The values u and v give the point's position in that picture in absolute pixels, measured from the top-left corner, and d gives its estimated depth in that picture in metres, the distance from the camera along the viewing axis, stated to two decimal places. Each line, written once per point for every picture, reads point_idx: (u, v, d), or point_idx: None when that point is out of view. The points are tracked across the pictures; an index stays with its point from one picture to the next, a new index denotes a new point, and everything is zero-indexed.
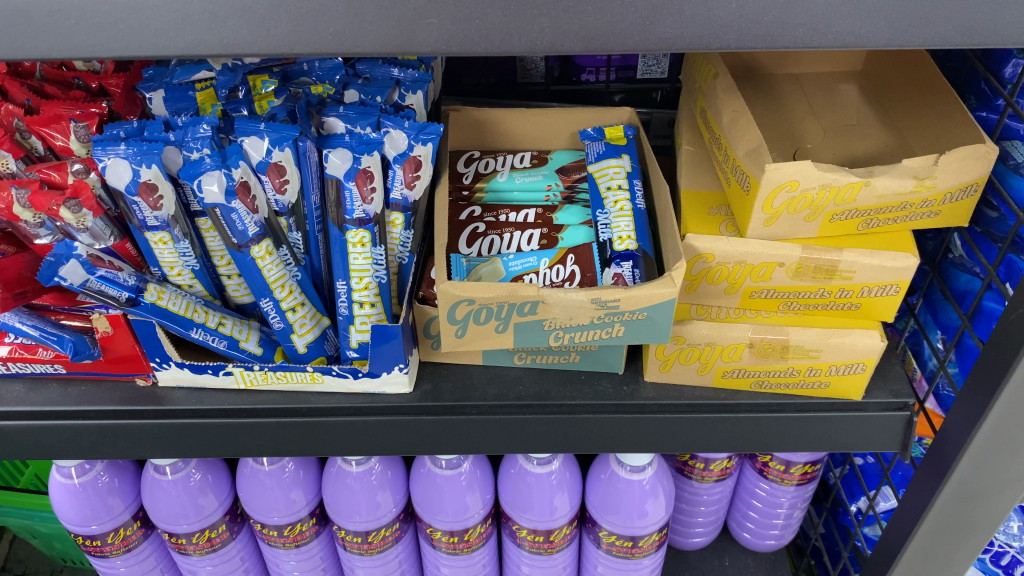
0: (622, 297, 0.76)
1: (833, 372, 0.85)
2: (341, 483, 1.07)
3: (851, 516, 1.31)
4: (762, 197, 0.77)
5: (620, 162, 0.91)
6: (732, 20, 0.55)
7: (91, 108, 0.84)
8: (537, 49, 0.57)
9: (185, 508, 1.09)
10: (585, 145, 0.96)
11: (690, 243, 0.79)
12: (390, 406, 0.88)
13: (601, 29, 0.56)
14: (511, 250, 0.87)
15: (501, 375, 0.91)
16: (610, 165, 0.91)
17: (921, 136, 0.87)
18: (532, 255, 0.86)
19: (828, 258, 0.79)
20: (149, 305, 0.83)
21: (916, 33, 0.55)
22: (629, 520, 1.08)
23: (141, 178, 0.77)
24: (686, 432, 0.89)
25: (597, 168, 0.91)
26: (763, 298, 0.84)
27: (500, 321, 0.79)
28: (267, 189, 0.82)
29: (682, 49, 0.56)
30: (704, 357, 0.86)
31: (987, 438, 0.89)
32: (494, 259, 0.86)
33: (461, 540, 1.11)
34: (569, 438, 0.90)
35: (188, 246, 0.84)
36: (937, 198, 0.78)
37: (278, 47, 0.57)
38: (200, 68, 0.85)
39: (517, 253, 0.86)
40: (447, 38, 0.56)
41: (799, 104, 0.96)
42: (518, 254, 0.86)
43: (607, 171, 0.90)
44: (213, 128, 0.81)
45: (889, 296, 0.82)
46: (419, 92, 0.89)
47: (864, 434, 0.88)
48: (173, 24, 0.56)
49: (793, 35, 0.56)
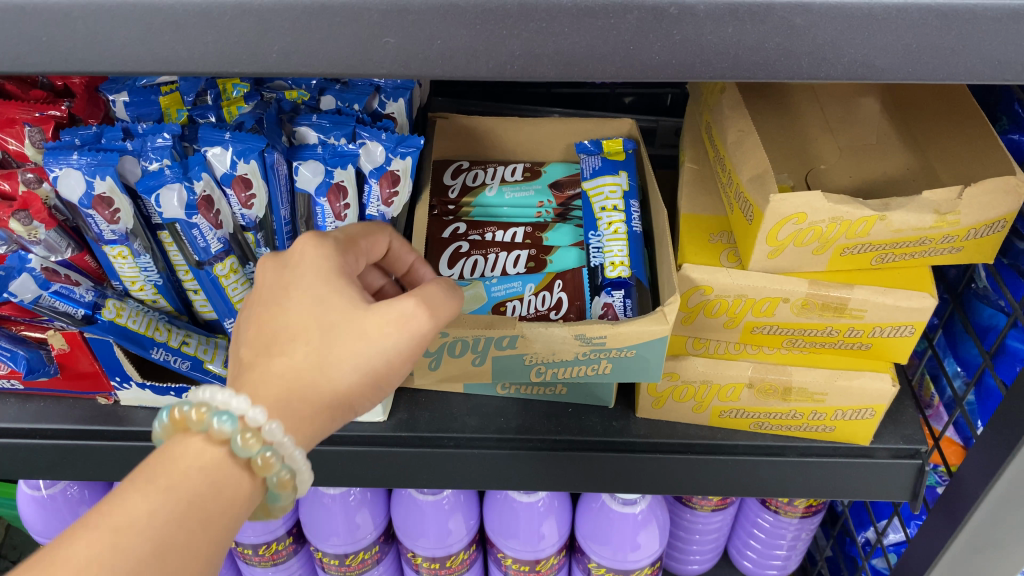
0: (609, 333, 0.69)
1: (838, 416, 0.79)
2: (317, 503, 1.02)
3: (858, 546, 1.25)
4: (766, 228, 0.70)
5: (616, 180, 0.84)
6: (727, 47, 0.48)
7: (51, 109, 0.78)
8: (507, 73, 0.50)
9: None
10: (580, 158, 0.89)
11: (686, 273, 0.73)
12: (363, 436, 0.83)
13: (579, 53, 0.49)
14: (496, 273, 0.82)
15: (482, 405, 0.85)
16: (606, 182, 0.84)
17: (948, 161, 0.79)
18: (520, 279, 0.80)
19: (837, 296, 0.73)
20: (108, 324, 0.78)
21: (938, 65, 0.48)
22: (621, 553, 1.02)
23: (95, 190, 0.72)
24: (678, 474, 0.83)
25: (591, 186, 0.84)
26: (766, 334, 0.77)
27: (476, 354, 0.75)
28: (232, 203, 0.76)
29: (670, 77, 0.50)
30: (699, 395, 0.80)
31: (1005, 494, 0.82)
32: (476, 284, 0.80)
33: (444, 566, 1.06)
34: (553, 476, 0.84)
35: (150, 261, 0.79)
36: (959, 233, 0.71)
37: (217, 66, 0.50)
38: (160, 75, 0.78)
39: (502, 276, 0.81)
40: (405, 59, 0.50)
41: (814, 118, 0.88)
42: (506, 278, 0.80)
43: (602, 189, 0.84)
44: (174, 136, 0.75)
45: (903, 338, 0.74)
46: (401, 99, 0.84)
47: (870, 483, 0.82)
48: (98, 37, 0.48)
49: (797, 64, 0.49)
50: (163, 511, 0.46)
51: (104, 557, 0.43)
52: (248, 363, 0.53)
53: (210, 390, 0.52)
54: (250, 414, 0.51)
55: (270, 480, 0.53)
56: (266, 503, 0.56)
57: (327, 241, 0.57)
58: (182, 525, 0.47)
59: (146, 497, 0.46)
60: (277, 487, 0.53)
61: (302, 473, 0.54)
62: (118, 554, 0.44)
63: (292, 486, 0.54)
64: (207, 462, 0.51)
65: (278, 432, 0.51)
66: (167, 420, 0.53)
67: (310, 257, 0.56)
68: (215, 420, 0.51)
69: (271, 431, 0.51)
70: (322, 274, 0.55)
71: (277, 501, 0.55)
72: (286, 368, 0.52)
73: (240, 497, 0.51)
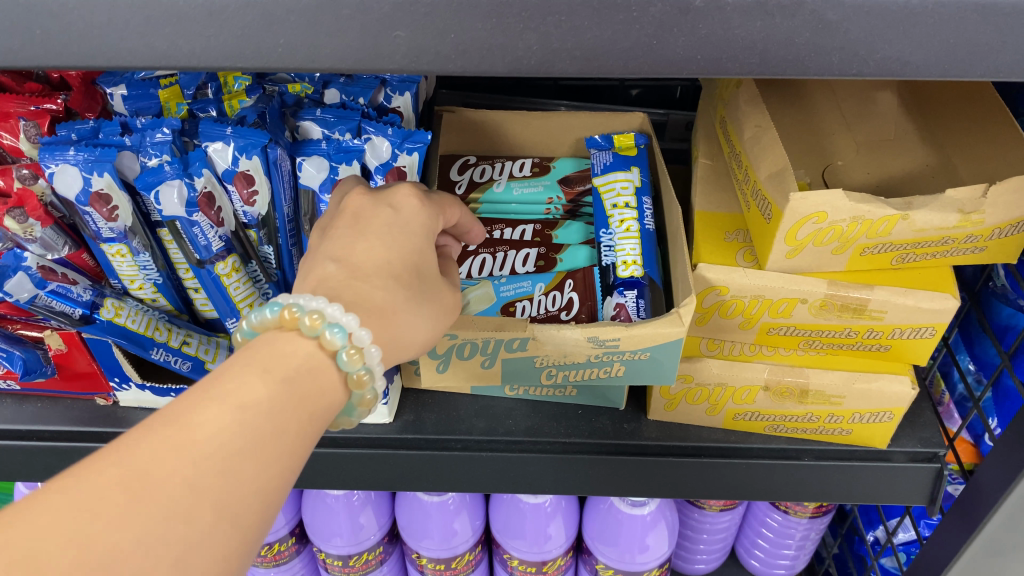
0: (623, 336, 0.67)
1: (856, 419, 0.77)
2: (321, 504, 1.00)
3: (866, 545, 1.23)
4: (784, 228, 0.68)
5: (629, 176, 0.82)
6: (755, 41, 0.46)
7: (45, 103, 0.77)
8: (523, 69, 0.48)
9: None
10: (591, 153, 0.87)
11: (701, 273, 0.71)
12: (368, 439, 0.81)
13: (599, 47, 0.47)
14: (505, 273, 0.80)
15: (490, 407, 0.83)
16: (618, 179, 0.82)
17: (969, 156, 0.77)
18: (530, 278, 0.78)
19: (856, 296, 0.71)
20: (106, 324, 0.76)
21: (975, 62, 0.46)
22: (629, 555, 1.00)
23: (93, 187, 0.70)
24: (690, 478, 0.81)
25: (603, 182, 0.82)
26: (782, 335, 0.75)
27: (486, 356, 0.73)
28: (234, 199, 0.74)
29: (694, 74, 0.48)
30: (713, 397, 0.78)
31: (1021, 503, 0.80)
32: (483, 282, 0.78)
33: (448, 567, 1.04)
34: (562, 480, 0.82)
35: (149, 259, 0.77)
36: (983, 233, 0.69)
37: (219, 60, 0.47)
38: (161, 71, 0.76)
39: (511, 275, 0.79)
40: (416, 54, 0.47)
41: (830, 114, 0.86)
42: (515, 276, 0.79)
43: (614, 185, 0.81)
44: (173, 131, 0.73)
45: (923, 339, 0.72)
46: (407, 93, 0.80)
47: (886, 487, 0.80)
48: (95, 30, 0.46)
49: (827, 60, 0.47)
50: (282, 396, 0.45)
51: (238, 427, 0.42)
52: (340, 283, 0.54)
53: (320, 298, 0.50)
54: (360, 332, 0.50)
55: (354, 400, 0.52)
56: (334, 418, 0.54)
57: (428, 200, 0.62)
58: (296, 415, 0.45)
59: (262, 380, 0.45)
60: (357, 406, 0.52)
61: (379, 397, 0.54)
62: (248, 424, 0.42)
63: (370, 410, 0.54)
64: (311, 367, 0.49)
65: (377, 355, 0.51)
66: (270, 316, 0.50)
67: (413, 209, 0.60)
68: (328, 330, 0.49)
69: (372, 353, 0.51)
70: (421, 228, 0.59)
71: (347, 421, 0.54)
72: (380, 297, 0.54)
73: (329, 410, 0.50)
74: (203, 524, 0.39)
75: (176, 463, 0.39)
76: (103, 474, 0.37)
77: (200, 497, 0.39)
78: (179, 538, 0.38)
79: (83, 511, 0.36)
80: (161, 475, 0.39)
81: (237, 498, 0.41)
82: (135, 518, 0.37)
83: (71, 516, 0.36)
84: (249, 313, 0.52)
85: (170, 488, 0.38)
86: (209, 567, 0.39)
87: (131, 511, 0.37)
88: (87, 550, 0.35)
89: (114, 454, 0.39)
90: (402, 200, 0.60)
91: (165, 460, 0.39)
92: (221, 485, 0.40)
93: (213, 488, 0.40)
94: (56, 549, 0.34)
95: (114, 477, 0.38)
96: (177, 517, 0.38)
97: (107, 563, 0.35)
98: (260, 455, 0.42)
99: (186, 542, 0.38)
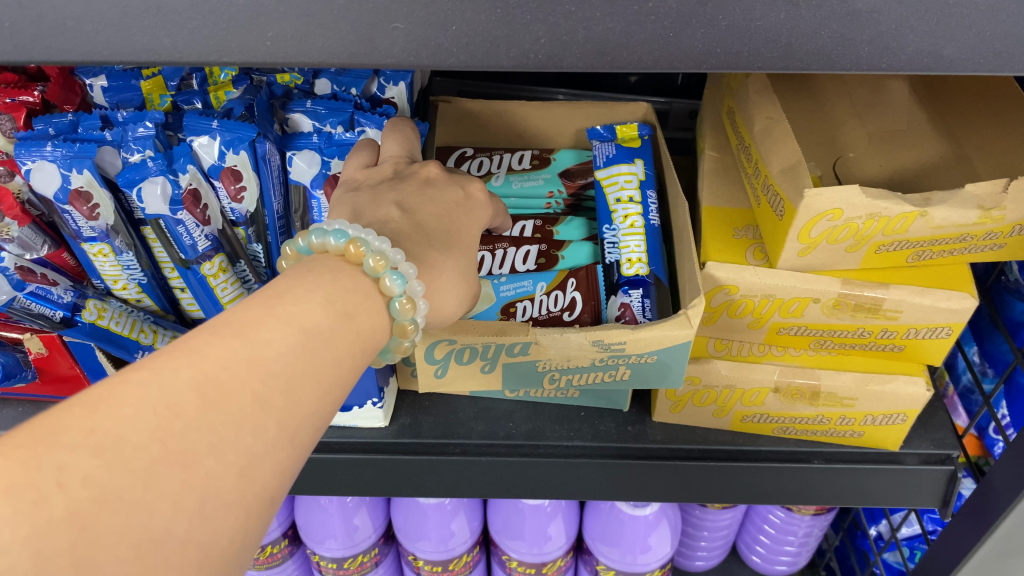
0: (628, 339, 0.64)
1: (868, 421, 0.74)
2: (314, 505, 0.97)
3: (869, 540, 1.21)
4: (798, 226, 0.64)
5: (632, 168, 0.79)
6: (779, 33, 0.43)
7: (22, 95, 0.73)
8: (530, 63, 0.44)
9: None
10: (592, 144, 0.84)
11: (710, 273, 0.68)
12: (363, 444, 0.78)
13: (611, 41, 0.43)
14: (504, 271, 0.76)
15: (488, 409, 0.80)
16: (622, 171, 0.79)
17: (986, 149, 0.74)
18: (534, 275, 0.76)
19: (871, 296, 0.68)
20: (87, 326, 0.73)
21: (1013, 56, 0.43)
22: (630, 556, 0.98)
23: (72, 185, 0.66)
24: (696, 481, 0.79)
25: (606, 175, 0.79)
26: (792, 335, 0.72)
27: (486, 361, 0.70)
28: (221, 196, 0.71)
29: (713, 69, 0.44)
30: (721, 399, 0.76)
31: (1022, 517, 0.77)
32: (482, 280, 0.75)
33: (446, 569, 1.02)
34: (564, 484, 0.79)
35: (133, 258, 0.73)
36: (1003, 229, 0.66)
37: (204, 54, 0.44)
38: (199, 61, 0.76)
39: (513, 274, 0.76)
40: (415, 47, 0.44)
41: (840, 105, 0.83)
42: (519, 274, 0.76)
43: (618, 179, 0.78)
44: (157, 125, 0.70)
45: (939, 340, 0.70)
46: (401, 83, 0.76)
47: (899, 489, 0.78)
48: (68, 22, 0.42)
49: (855, 54, 0.43)
50: (344, 328, 0.45)
51: (301, 351, 0.41)
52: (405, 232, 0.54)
53: (385, 240, 0.49)
54: (415, 283, 0.49)
55: (391, 345, 0.51)
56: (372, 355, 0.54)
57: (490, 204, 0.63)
58: (353, 347, 0.45)
59: (322, 304, 0.44)
60: (393, 350, 0.51)
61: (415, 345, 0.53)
62: (309, 352, 0.42)
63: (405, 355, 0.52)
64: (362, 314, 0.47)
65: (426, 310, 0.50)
66: (334, 243, 0.49)
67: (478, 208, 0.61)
68: (389, 276, 0.48)
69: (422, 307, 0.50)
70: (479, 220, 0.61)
71: (379, 360, 0.54)
72: (433, 256, 0.54)
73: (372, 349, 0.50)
74: (269, 438, 0.38)
75: (247, 376, 0.38)
76: (178, 376, 0.36)
77: (265, 411, 0.38)
78: (247, 449, 0.37)
79: (162, 407, 0.35)
80: (234, 386, 0.38)
81: (298, 419, 0.40)
82: (210, 425, 0.36)
83: (151, 410, 0.35)
84: (311, 233, 0.50)
85: (241, 399, 0.37)
86: (268, 482, 0.38)
87: (207, 415, 0.36)
88: (166, 446, 0.34)
89: (188, 357, 0.37)
90: (474, 191, 0.62)
91: (237, 371, 0.38)
92: (284, 403, 0.39)
93: (277, 405, 0.39)
94: (140, 441, 0.33)
95: (189, 383, 0.36)
96: (245, 428, 0.37)
97: (183, 461, 0.34)
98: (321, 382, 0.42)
99: (253, 453, 0.37)
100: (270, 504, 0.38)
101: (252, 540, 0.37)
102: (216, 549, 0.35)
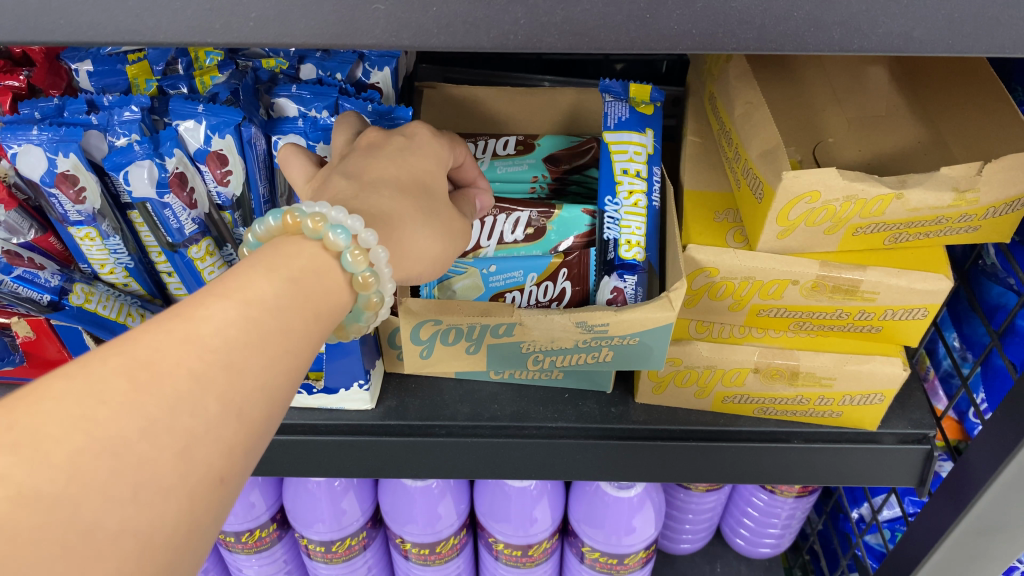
0: (611, 322, 0.65)
1: (847, 401, 0.76)
2: (302, 488, 0.98)
3: (851, 523, 1.22)
4: (777, 208, 0.65)
5: (643, 139, 0.80)
6: (753, 14, 0.44)
7: (7, 80, 0.73)
8: (509, 44, 0.45)
9: (235, 507, 1.00)
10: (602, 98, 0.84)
11: (691, 255, 0.69)
12: (350, 425, 0.79)
13: (589, 21, 0.44)
14: (492, 244, 0.77)
15: (474, 391, 0.81)
16: (632, 140, 0.80)
17: (963, 134, 0.75)
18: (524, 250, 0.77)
19: (849, 277, 0.69)
20: (74, 309, 0.73)
21: (980, 38, 0.44)
22: (614, 538, 0.99)
23: (58, 168, 0.67)
24: (679, 461, 0.80)
25: (616, 139, 0.80)
26: (772, 317, 0.73)
27: (470, 342, 0.71)
28: (207, 179, 0.72)
29: (690, 50, 0.45)
30: (702, 379, 0.77)
31: (997, 497, 0.79)
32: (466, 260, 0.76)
33: (433, 551, 1.03)
34: (548, 464, 0.80)
35: (120, 243, 0.73)
36: (977, 212, 0.67)
37: (188, 36, 0.45)
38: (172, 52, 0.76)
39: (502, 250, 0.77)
40: (396, 28, 0.44)
41: (821, 90, 0.84)
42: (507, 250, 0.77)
43: (627, 147, 0.79)
44: (142, 109, 0.70)
45: (916, 321, 0.71)
46: (386, 68, 0.78)
47: (878, 469, 0.79)
48: (54, 4, 0.43)
49: (828, 36, 0.44)
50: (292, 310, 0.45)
51: (253, 337, 0.42)
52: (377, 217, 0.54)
53: (322, 203, 0.50)
54: (365, 233, 0.50)
55: (361, 298, 0.52)
56: (346, 326, 0.55)
57: (442, 138, 0.63)
58: (303, 313, 0.46)
59: (278, 284, 0.45)
60: (365, 308, 0.53)
61: (387, 299, 0.54)
62: (254, 328, 0.42)
63: (379, 311, 0.54)
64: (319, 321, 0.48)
65: (383, 257, 0.51)
66: (273, 224, 0.51)
67: (429, 150, 0.61)
68: (331, 232, 0.49)
69: (378, 254, 0.51)
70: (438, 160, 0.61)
71: (357, 322, 0.55)
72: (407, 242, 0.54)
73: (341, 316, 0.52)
74: (210, 415, 0.38)
75: (180, 354, 0.39)
76: (106, 363, 0.37)
77: (205, 390, 0.39)
78: (185, 428, 0.37)
79: (90, 396, 0.35)
80: (165, 366, 0.38)
81: (247, 398, 0.41)
82: (139, 407, 0.36)
83: (76, 402, 0.35)
84: (254, 226, 0.52)
85: (174, 377, 0.38)
86: (215, 460, 0.38)
87: (137, 399, 0.36)
88: (93, 435, 0.34)
89: (119, 346, 0.38)
90: (415, 132, 0.63)
91: (170, 350, 0.39)
92: (225, 378, 0.40)
93: (218, 382, 0.39)
94: (60, 434, 0.34)
95: (118, 367, 0.37)
96: (183, 407, 0.37)
97: (113, 449, 0.34)
98: (267, 362, 0.42)
99: (192, 433, 0.37)
100: (220, 484, 0.39)
101: (202, 520, 0.37)
102: (156, 534, 0.35)
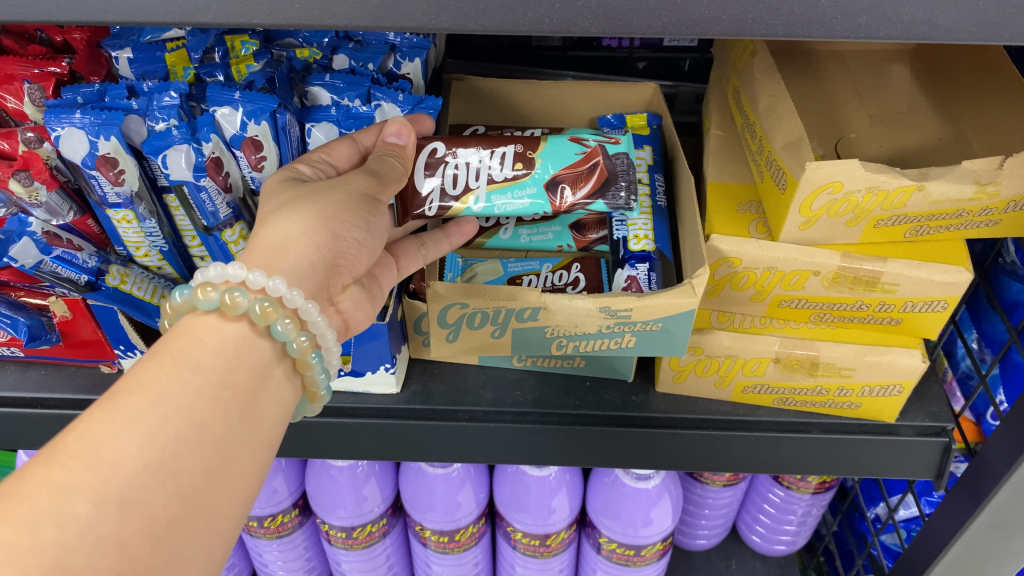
0: (635, 307, 0.67)
1: (866, 393, 0.76)
2: (325, 475, 1.00)
3: (867, 523, 1.23)
4: (799, 198, 0.67)
5: (642, 154, 0.85)
6: (782, 1, 0.45)
7: (50, 67, 0.75)
8: (545, 27, 0.47)
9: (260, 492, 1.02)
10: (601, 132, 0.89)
11: (714, 245, 0.70)
12: (375, 408, 0.81)
13: (622, 6, 0.46)
14: (482, 182, 0.71)
15: (497, 377, 0.83)
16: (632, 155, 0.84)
17: (986, 130, 0.76)
18: (521, 192, 0.71)
19: (869, 269, 0.70)
20: (111, 290, 0.75)
21: (1004, 26, 0.45)
22: (632, 529, 1.00)
23: (99, 151, 0.68)
24: (699, 450, 0.81)
25: None
26: (793, 308, 0.74)
27: (496, 326, 0.73)
28: (242, 164, 0.74)
29: (718, 35, 0.46)
30: (723, 369, 0.78)
31: (1012, 494, 0.79)
32: (459, 209, 0.71)
33: (452, 539, 1.04)
34: (569, 451, 0.82)
35: (155, 225, 0.75)
36: (998, 206, 0.67)
37: (235, 16, 0.46)
38: (208, 39, 0.77)
39: (494, 189, 0.71)
40: (435, 11, 0.46)
41: (843, 87, 0.84)
42: (500, 191, 0.71)
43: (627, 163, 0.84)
44: (181, 96, 0.72)
45: (935, 313, 0.72)
46: (416, 59, 0.80)
47: (895, 461, 0.80)
48: None
49: (854, 22, 0.46)
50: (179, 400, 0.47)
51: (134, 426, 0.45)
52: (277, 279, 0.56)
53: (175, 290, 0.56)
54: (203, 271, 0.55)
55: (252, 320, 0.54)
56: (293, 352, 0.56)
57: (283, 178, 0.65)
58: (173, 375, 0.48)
59: (160, 368, 0.48)
60: (268, 320, 0.54)
61: (288, 300, 0.55)
62: (118, 421, 0.44)
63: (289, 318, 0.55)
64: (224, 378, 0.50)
65: (228, 273, 0.54)
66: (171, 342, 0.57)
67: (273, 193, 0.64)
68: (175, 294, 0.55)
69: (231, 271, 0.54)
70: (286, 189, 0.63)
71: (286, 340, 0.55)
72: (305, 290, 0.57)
73: (283, 401, 0.55)
74: (78, 518, 0.41)
75: (40, 473, 0.41)
76: None
77: (72, 497, 0.41)
78: (50, 542, 0.39)
79: None
80: (23, 490, 0.41)
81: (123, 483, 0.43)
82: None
83: None
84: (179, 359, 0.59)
85: (33, 497, 0.40)
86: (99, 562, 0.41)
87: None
88: None
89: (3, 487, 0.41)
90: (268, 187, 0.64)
91: (27, 476, 0.41)
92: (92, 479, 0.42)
93: (86, 482, 0.42)
94: None
95: None
96: (47, 521, 0.40)
97: None
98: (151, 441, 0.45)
99: (60, 544, 0.40)
100: None
101: None
102: None
